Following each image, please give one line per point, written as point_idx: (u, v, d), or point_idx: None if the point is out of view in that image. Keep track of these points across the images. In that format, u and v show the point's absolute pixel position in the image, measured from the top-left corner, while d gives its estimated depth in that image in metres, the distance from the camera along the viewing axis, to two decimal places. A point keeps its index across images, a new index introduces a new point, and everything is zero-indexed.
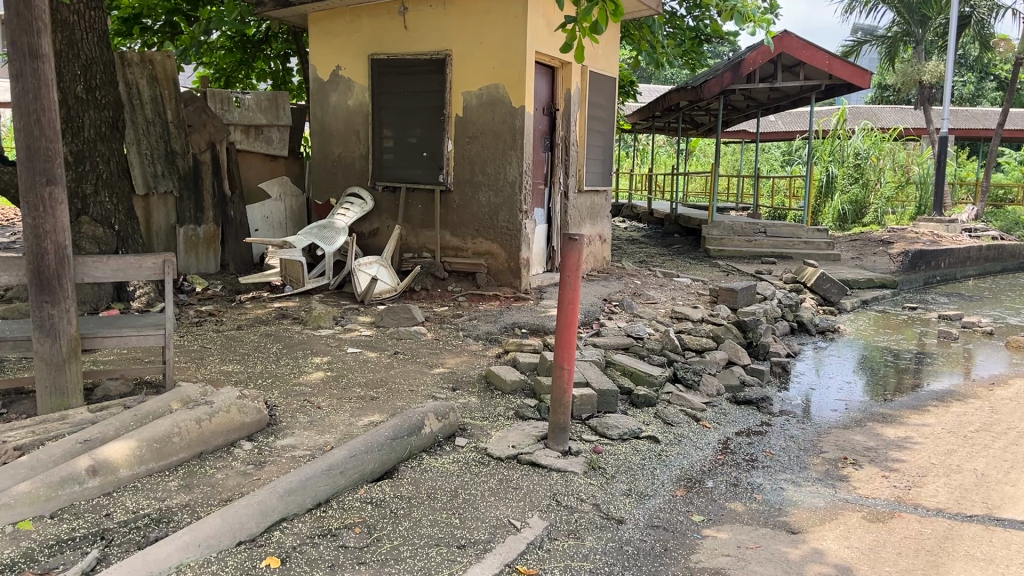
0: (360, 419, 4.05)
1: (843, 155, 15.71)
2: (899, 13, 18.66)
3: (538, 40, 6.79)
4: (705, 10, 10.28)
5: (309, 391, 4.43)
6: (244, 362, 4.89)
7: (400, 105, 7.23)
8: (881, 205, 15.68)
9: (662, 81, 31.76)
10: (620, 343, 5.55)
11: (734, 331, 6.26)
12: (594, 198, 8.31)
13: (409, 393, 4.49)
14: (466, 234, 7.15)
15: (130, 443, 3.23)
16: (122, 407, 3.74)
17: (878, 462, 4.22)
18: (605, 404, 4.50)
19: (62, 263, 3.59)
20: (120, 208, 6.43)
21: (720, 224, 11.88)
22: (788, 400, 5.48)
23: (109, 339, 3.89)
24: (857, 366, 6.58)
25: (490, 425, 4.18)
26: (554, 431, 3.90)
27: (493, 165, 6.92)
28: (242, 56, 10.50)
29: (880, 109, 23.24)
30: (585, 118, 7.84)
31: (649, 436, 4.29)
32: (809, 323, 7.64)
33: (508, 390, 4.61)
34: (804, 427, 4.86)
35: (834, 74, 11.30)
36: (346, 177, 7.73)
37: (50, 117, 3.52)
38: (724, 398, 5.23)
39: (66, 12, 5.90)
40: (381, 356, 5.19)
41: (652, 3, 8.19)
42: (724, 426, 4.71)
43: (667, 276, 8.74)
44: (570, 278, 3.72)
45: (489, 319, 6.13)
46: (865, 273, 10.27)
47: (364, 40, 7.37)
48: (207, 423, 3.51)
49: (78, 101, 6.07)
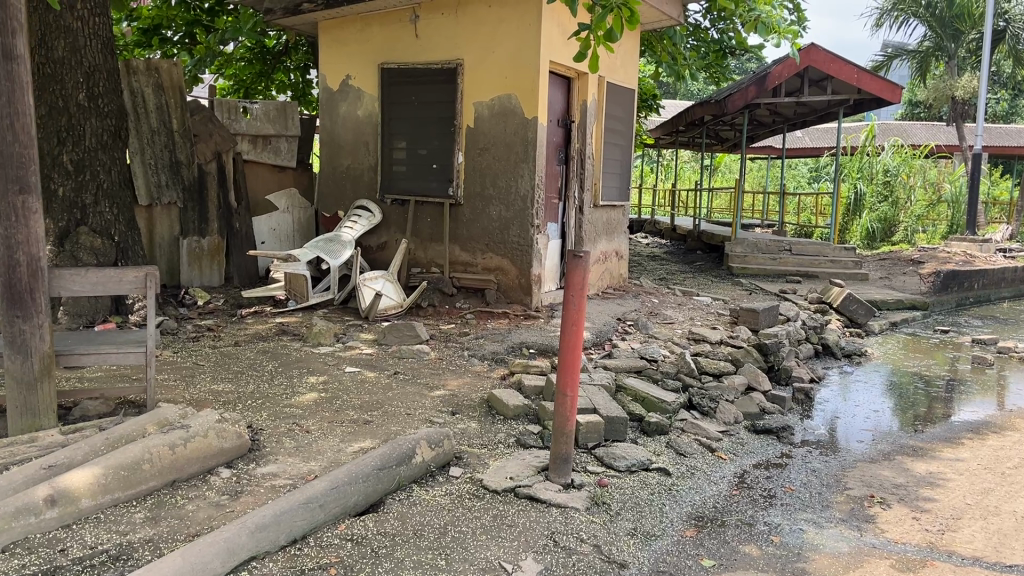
0: (350, 446, 3.80)
1: (871, 171, 15.40)
2: (930, 28, 18.11)
3: (553, 49, 6.56)
4: (729, 22, 10.00)
5: (299, 414, 4.19)
6: (236, 382, 4.67)
7: (411, 116, 7.05)
8: (912, 223, 15.31)
9: (687, 96, 31.38)
10: (632, 365, 5.27)
11: (753, 354, 5.93)
12: (610, 213, 8.05)
13: (405, 418, 4.24)
14: (476, 249, 6.91)
15: (95, 469, 3.01)
16: (96, 430, 3.53)
17: (907, 501, 3.89)
18: (613, 432, 4.22)
19: (35, 275, 3.39)
20: (122, 219, 6.26)
21: (744, 241, 11.56)
22: (811, 429, 5.14)
23: (85, 357, 3.68)
24: (885, 391, 6.26)
25: (489, 454, 3.92)
26: (556, 462, 3.62)
27: (505, 178, 6.68)
28: (262, 67, 10.40)
29: (910, 125, 22.72)
30: (602, 130, 7.60)
31: (659, 468, 4.01)
32: (835, 347, 7.28)
33: (510, 415, 4.35)
34: (828, 460, 4.53)
35: (863, 88, 10.94)
36: (354, 190, 7.56)
37: (24, 121, 3.32)
38: (742, 426, 4.91)
39: (70, 18, 5.80)
40: (379, 377, 4.95)
41: (672, 14, 7.97)
42: (741, 458, 4.41)
43: (687, 295, 8.46)
44: (574, 296, 3.48)
45: (496, 338, 5.87)
46: (893, 294, 9.87)
47: (375, 49, 7.21)
48: (181, 449, 3.28)
49: (80, 109, 5.94)
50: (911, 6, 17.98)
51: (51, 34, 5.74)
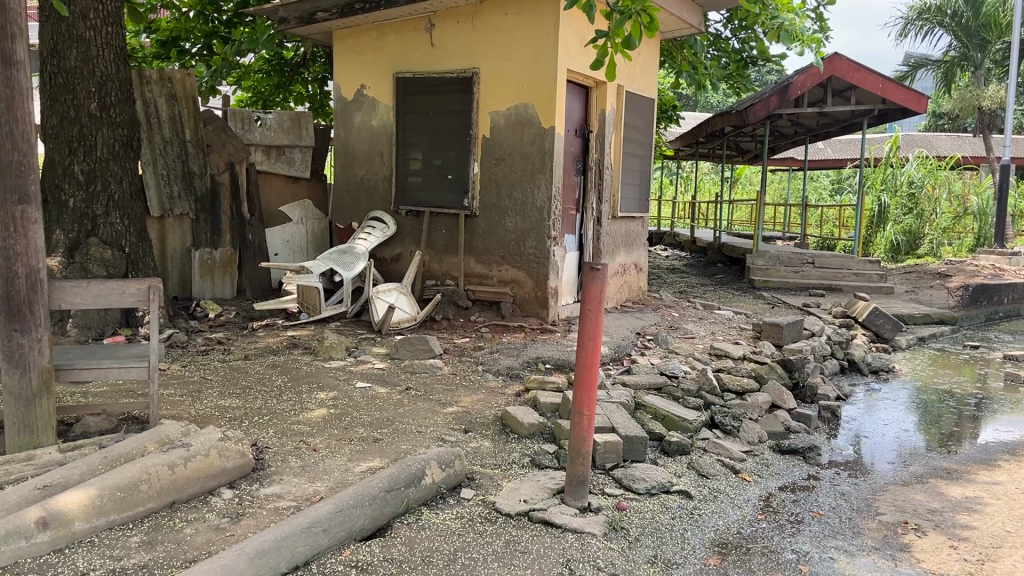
0: (358, 465, 3.66)
1: (895, 184, 15.03)
2: (955, 37, 17.78)
3: (570, 57, 6.42)
4: (751, 31, 9.83)
5: (307, 431, 4.06)
6: (244, 397, 4.55)
7: (426, 126, 6.94)
8: (937, 236, 15.02)
9: (706, 108, 31.12)
10: (651, 382, 5.11)
11: (778, 370, 5.71)
12: (629, 225, 7.88)
13: (416, 435, 4.10)
14: (491, 262, 6.78)
15: (90, 491, 2.89)
16: (96, 448, 3.42)
17: (944, 528, 3.68)
18: (631, 452, 4.05)
19: (34, 287, 3.30)
20: (133, 231, 6.18)
21: (766, 253, 11.31)
22: (839, 450, 4.93)
23: (86, 372, 3.57)
24: (914, 409, 6.04)
25: (502, 474, 3.77)
26: (572, 484, 3.45)
27: (521, 188, 6.54)
28: (280, 79, 10.33)
29: (934, 136, 22.34)
30: (621, 140, 7.45)
31: (680, 491, 3.83)
32: (861, 362, 7.04)
33: (524, 433, 4.19)
34: (857, 482, 4.32)
35: (888, 98, 10.72)
36: (369, 201, 7.46)
37: (24, 128, 3.22)
38: (766, 446, 4.71)
39: (82, 27, 5.76)
40: (390, 393, 4.80)
41: (693, 22, 7.80)
42: (766, 480, 4.21)
43: (708, 308, 8.27)
44: (591, 310, 3.32)
45: (511, 352, 5.72)
46: (920, 308, 9.62)
47: (390, 58, 7.13)
48: (181, 469, 3.15)
49: (92, 119, 5.88)
50: (935, 15, 17.64)
51: (63, 44, 5.73)
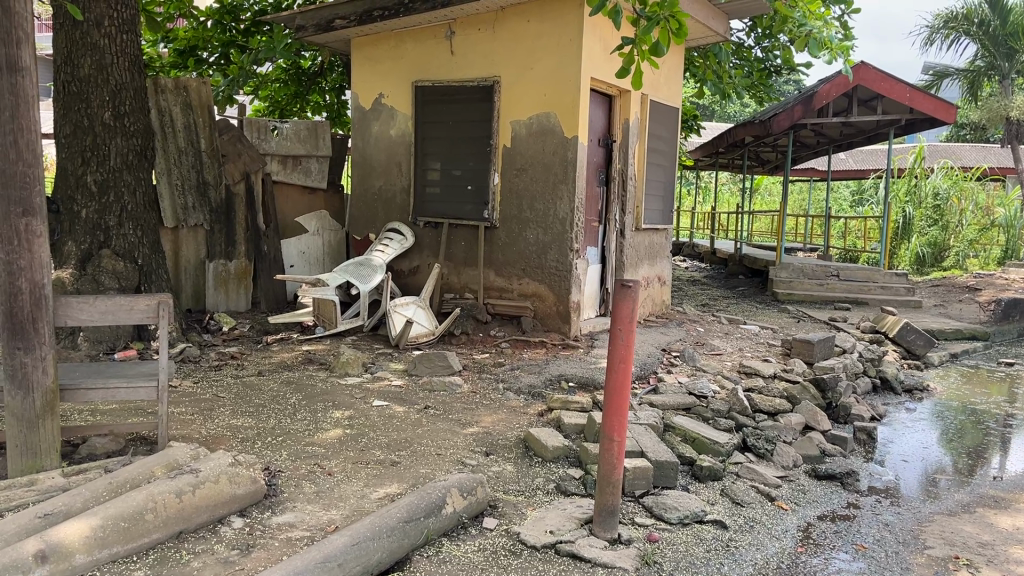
0: (375, 491, 3.48)
1: (921, 195, 14.77)
2: (982, 46, 17.45)
3: (594, 64, 6.25)
4: (775, 40, 9.62)
5: (321, 453, 3.88)
6: (257, 416, 4.38)
7: (445, 135, 6.79)
8: (963, 248, 14.70)
9: (724, 118, 30.80)
10: (679, 403, 4.92)
11: (810, 390, 5.51)
12: (652, 237, 7.68)
13: (435, 458, 3.92)
14: (511, 275, 6.60)
15: (92, 521, 2.71)
16: (101, 472, 3.26)
17: (997, 565, 3.45)
18: (661, 478, 3.86)
19: (38, 304, 3.14)
20: (146, 242, 6.05)
21: (789, 265, 11.11)
22: (877, 474, 4.69)
23: (92, 392, 3.41)
24: (953, 430, 5.79)
25: (526, 502, 3.57)
26: (601, 514, 3.26)
27: (543, 200, 6.36)
28: (297, 88, 10.23)
29: (958, 148, 22.01)
30: (645, 150, 7.25)
31: (714, 521, 3.62)
32: (894, 381, 6.79)
33: (549, 457, 3.99)
34: (900, 511, 4.08)
35: (916, 107, 10.44)
36: (386, 212, 7.31)
37: (29, 138, 3.08)
38: (802, 471, 4.50)
39: (97, 35, 5.66)
40: (409, 412, 4.62)
41: (719, 29, 7.59)
42: (804, 508, 3.99)
43: (733, 323, 8.05)
44: (622, 331, 3.13)
45: (533, 369, 5.52)
46: (951, 323, 9.34)
47: (409, 67, 6.98)
48: (189, 497, 2.97)
49: (105, 128, 5.76)
50: (962, 24, 17.36)
51: (77, 52, 5.62)
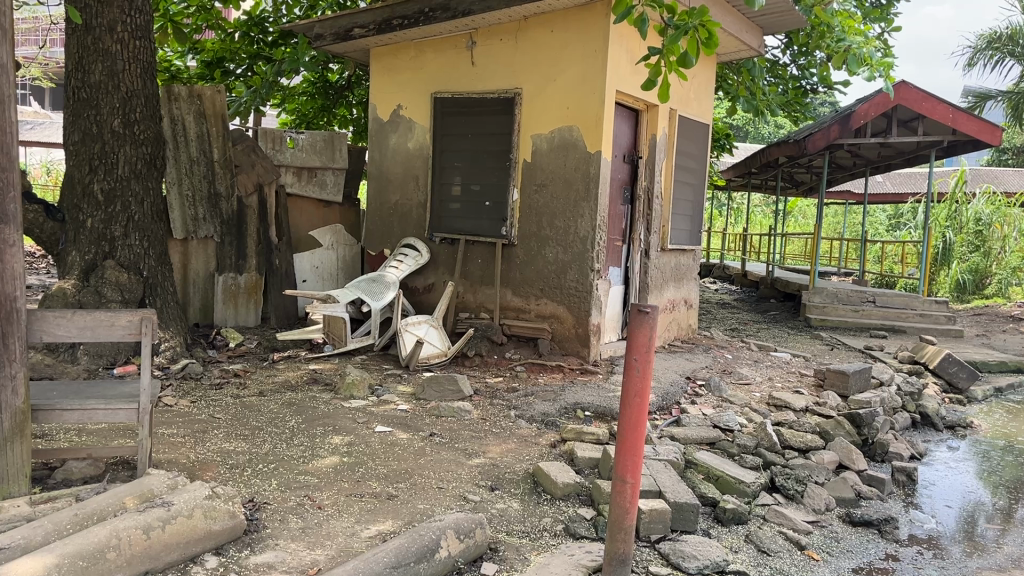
0: (365, 529, 3.20)
1: (961, 220, 14.31)
2: None
3: (620, 77, 5.98)
4: (811, 57, 9.32)
5: (313, 484, 3.62)
6: (250, 441, 4.13)
7: (464, 149, 6.56)
8: (1007, 275, 13.98)
9: (759, 137, 30.37)
10: (703, 437, 4.60)
11: (845, 426, 5.14)
12: (678, 258, 7.37)
13: (435, 493, 3.63)
14: (529, 294, 6.32)
15: (49, 557, 2.44)
16: (71, 501, 3.03)
17: None
18: (680, 522, 3.53)
19: (9, 318, 2.93)
20: (153, 253, 5.87)
21: (822, 290, 10.69)
22: (918, 521, 4.30)
23: (68, 413, 3.18)
24: (1000, 471, 5.35)
25: (531, 546, 3.27)
26: (611, 564, 2.93)
27: (563, 217, 6.08)
28: (324, 101, 10.08)
29: (1002, 172, 21.34)
30: (672, 168, 6.96)
31: (736, 572, 3.29)
32: (935, 417, 6.38)
33: (558, 494, 3.69)
34: (945, 566, 3.70)
35: (959, 129, 9.99)
36: (402, 227, 7.09)
37: (4, 140, 2.89)
38: (835, 516, 4.14)
39: (109, 40, 5.51)
40: (412, 439, 4.35)
41: (751, 42, 7.29)
42: (837, 559, 3.64)
43: (764, 349, 7.69)
44: (637, 361, 2.83)
45: (548, 396, 5.22)
46: (994, 354, 8.86)
47: (429, 77, 6.78)
48: (158, 533, 2.72)
49: (114, 136, 5.61)
50: (1006, 44, 16.92)
51: (89, 58, 5.49)
